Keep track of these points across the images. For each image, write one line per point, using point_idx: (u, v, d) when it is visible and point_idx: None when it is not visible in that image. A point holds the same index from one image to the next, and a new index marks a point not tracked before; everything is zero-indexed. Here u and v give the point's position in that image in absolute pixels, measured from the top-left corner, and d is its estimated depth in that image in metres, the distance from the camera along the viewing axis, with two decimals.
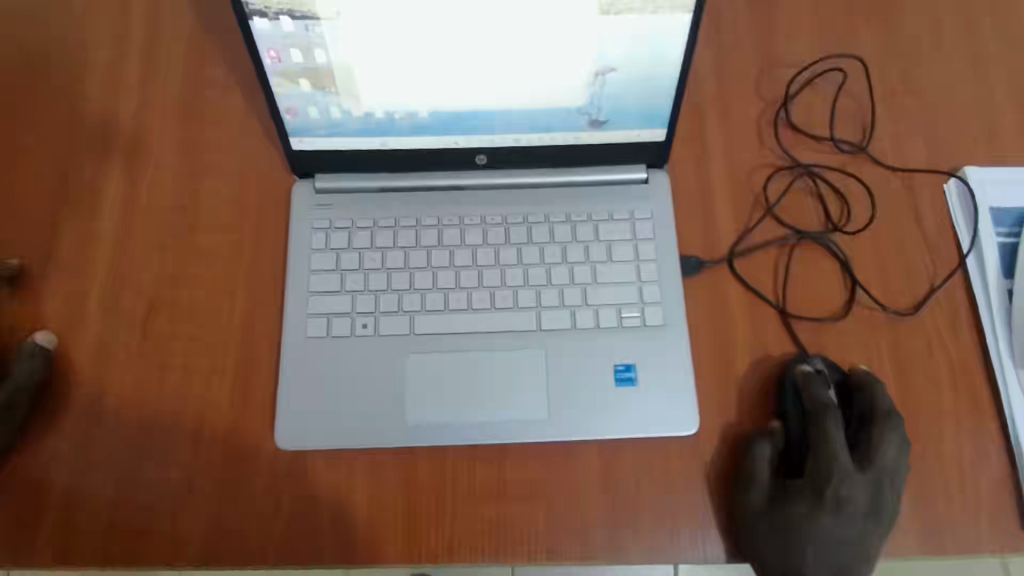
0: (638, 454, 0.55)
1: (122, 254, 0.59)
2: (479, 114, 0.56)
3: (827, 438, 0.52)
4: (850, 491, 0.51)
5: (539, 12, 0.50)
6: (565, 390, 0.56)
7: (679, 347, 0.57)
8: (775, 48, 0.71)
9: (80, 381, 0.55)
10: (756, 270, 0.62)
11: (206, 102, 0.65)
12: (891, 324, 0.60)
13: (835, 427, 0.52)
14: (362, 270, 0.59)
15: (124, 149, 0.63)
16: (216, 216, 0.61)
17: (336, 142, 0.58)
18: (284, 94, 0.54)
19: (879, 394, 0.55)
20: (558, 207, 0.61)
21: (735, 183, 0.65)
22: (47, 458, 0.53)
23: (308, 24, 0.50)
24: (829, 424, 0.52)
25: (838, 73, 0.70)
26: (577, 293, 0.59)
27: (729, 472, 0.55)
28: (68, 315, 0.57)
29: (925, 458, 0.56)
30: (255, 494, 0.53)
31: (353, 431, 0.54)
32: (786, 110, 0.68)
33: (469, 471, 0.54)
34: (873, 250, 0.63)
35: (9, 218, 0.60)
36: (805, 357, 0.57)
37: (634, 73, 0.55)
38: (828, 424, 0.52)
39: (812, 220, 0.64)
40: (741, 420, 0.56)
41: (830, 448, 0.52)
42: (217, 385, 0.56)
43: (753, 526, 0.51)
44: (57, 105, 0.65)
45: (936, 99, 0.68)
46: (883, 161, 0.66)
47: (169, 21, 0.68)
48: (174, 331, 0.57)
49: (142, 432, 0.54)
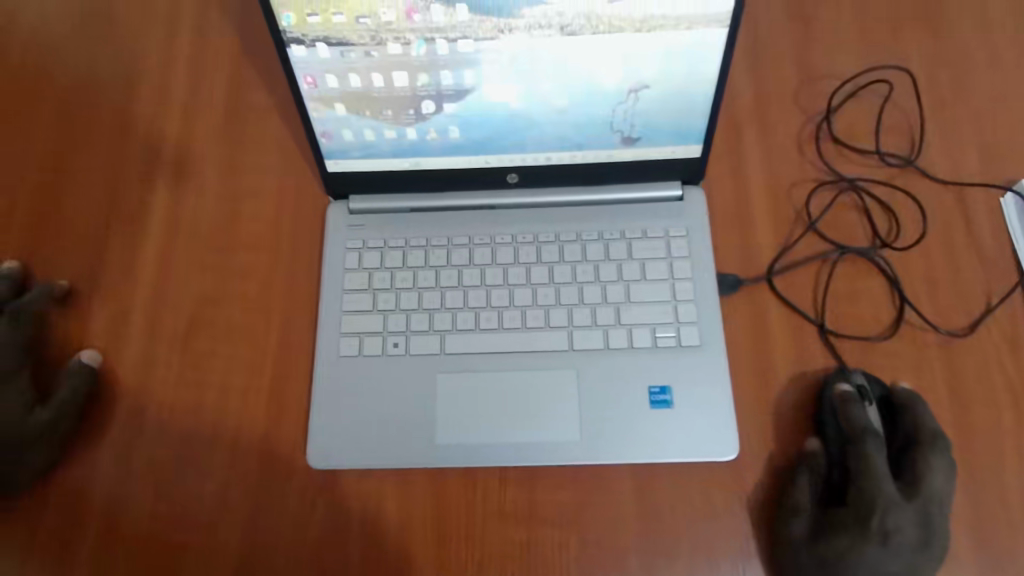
0: (673, 479, 0.54)
1: (165, 273, 0.61)
2: (511, 133, 0.57)
3: (868, 464, 0.50)
4: (897, 521, 0.48)
5: (570, 30, 0.50)
6: (598, 411, 0.55)
7: (716, 369, 0.55)
8: (815, 59, 0.69)
9: (124, 396, 0.57)
10: (798, 288, 0.59)
11: (246, 126, 0.68)
12: (944, 345, 0.57)
13: (876, 453, 0.50)
14: (394, 289, 0.59)
15: (168, 172, 0.66)
16: (255, 236, 0.63)
17: (370, 164, 0.59)
18: (320, 118, 0.56)
19: (921, 415, 0.52)
20: (591, 225, 0.61)
21: (775, 199, 0.63)
22: (92, 472, 0.55)
23: (344, 50, 0.51)
24: (870, 450, 0.50)
25: (883, 84, 0.67)
26: (609, 312, 0.58)
27: (770, 498, 0.53)
28: (114, 333, 0.59)
29: (986, 489, 0.52)
30: (288, 510, 0.54)
31: (384, 449, 0.54)
32: (828, 123, 0.66)
33: (500, 492, 0.54)
34: (924, 267, 0.60)
35: (61, 239, 0.62)
36: (845, 372, 0.55)
37: (668, 90, 0.54)
38: (868, 450, 0.50)
39: (858, 236, 0.61)
40: (782, 444, 0.54)
41: (872, 476, 0.49)
42: (253, 401, 0.57)
43: (795, 557, 0.49)
44: (106, 130, 0.67)
45: (992, 108, 0.65)
46: (933, 174, 0.63)
47: (213, 49, 0.71)
48: (213, 349, 0.59)
49: (180, 447, 0.56)
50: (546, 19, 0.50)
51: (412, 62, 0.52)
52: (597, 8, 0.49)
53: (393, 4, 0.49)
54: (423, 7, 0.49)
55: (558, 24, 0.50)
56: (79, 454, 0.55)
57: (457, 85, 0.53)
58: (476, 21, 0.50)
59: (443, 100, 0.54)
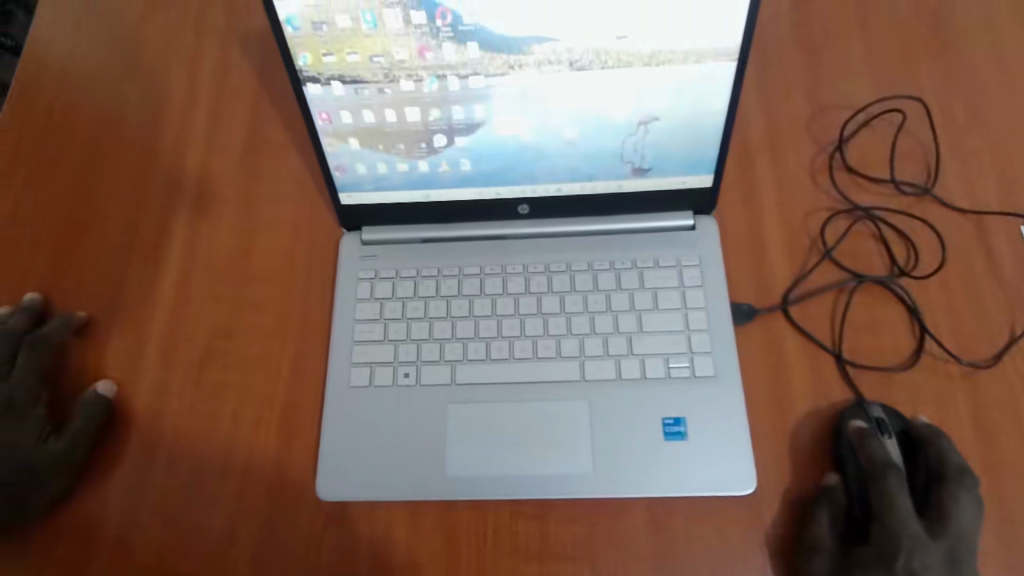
0: (687, 513, 0.52)
1: (182, 304, 0.63)
2: (522, 165, 0.57)
3: (890, 501, 0.48)
4: (924, 560, 0.47)
5: (579, 65, 0.51)
6: (610, 444, 0.54)
7: (730, 401, 0.55)
8: (827, 89, 0.68)
9: (140, 425, 0.58)
10: (814, 317, 0.59)
11: (264, 161, 0.69)
12: (966, 376, 0.55)
13: (899, 489, 0.48)
14: (405, 319, 0.59)
15: (187, 205, 0.67)
16: (269, 268, 0.64)
17: (383, 196, 0.60)
18: (334, 152, 0.57)
19: (946, 449, 0.50)
20: (602, 255, 0.61)
21: (789, 228, 0.62)
22: (105, 501, 0.55)
23: (358, 88, 0.53)
24: (892, 487, 0.49)
25: (896, 114, 0.67)
26: (622, 342, 0.57)
27: (788, 535, 0.51)
28: (130, 363, 0.60)
29: (1016, 529, 0.50)
30: (297, 541, 0.53)
31: (395, 480, 0.54)
32: (841, 152, 0.65)
33: (510, 526, 0.53)
34: (943, 297, 0.58)
35: (82, 271, 0.64)
36: (862, 404, 0.53)
37: (677, 122, 0.54)
38: (889, 486, 0.49)
39: (875, 264, 0.60)
40: (800, 478, 0.53)
41: (895, 513, 0.48)
42: (266, 431, 0.57)
43: None
44: (128, 164, 0.69)
45: (1009, 136, 0.64)
46: (950, 202, 0.62)
47: (233, 86, 0.73)
48: (226, 379, 0.59)
49: (191, 477, 0.56)
50: (556, 56, 0.50)
51: (424, 98, 0.53)
52: (607, 44, 0.50)
53: (406, 44, 0.50)
54: (435, 45, 0.50)
55: (567, 60, 0.50)
56: (93, 483, 0.56)
57: (468, 119, 0.54)
58: (487, 58, 0.51)
59: (454, 133, 0.55)
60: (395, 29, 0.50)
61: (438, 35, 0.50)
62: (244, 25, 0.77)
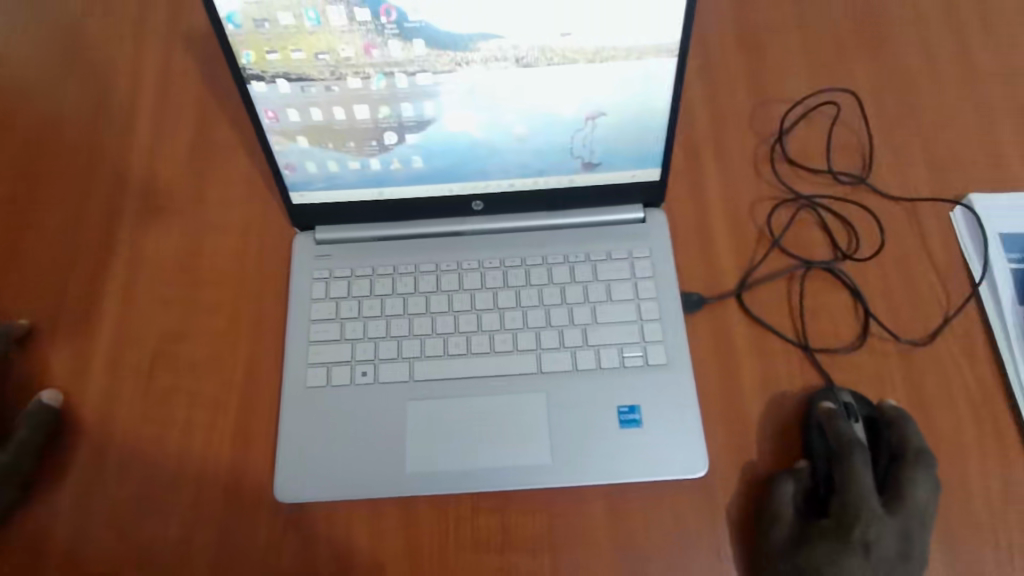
0: (644, 498, 0.54)
1: (131, 310, 0.61)
2: (474, 162, 0.58)
3: (854, 476, 0.50)
4: (879, 534, 0.49)
5: (525, 62, 0.52)
6: (568, 434, 0.55)
7: (682, 387, 0.56)
8: (768, 85, 0.71)
9: (88, 435, 0.56)
10: (764, 304, 0.61)
11: (212, 162, 0.68)
12: (903, 355, 0.58)
13: (863, 466, 0.51)
14: (361, 318, 0.59)
15: (134, 207, 0.66)
16: (221, 270, 0.63)
17: (335, 195, 0.60)
18: (283, 152, 0.56)
19: (908, 431, 0.53)
20: (556, 249, 0.62)
21: (735, 219, 0.65)
22: (54, 514, 0.53)
23: (304, 85, 0.53)
24: (856, 464, 0.51)
25: (832, 107, 0.70)
26: (577, 334, 0.58)
27: (752, 511, 0.53)
28: (77, 372, 0.58)
29: (949, 497, 0.53)
30: (256, 545, 0.53)
31: (355, 480, 0.54)
32: (782, 145, 0.68)
33: (472, 519, 0.54)
34: (881, 280, 0.61)
35: (24, 278, 0.62)
36: (832, 391, 0.55)
37: (623, 118, 0.56)
38: (854, 463, 0.51)
39: (818, 251, 0.63)
40: (751, 461, 0.55)
41: (857, 488, 0.50)
42: (221, 437, 0.56)
43: (775, 566, 0.50)
44: (70, 167, 0.67)
45: (937, 129, 0.68)
46: (884, 191, 0.65)
47: (179, 87, 0.72)
48: (178, 384, 0.58)
49: (144, 485, 0.55)
50: (502, 52, 0.51)
51: (372, 95, 0.53)
52: (551, 41, 0.51)
53: (352, 42, 0.50)
54: (381, 42, 0.50)
55: (513, 56, 0.51)
56: (41, 496, 0.54)
57: (418, 116, 0.54)
58: (434, 55, 0.51)
59: (405, 131, 0.55)
60: (340, 26, 0.50)
61: (383, 32, 0.50)
62: (188, 23, 0.75)
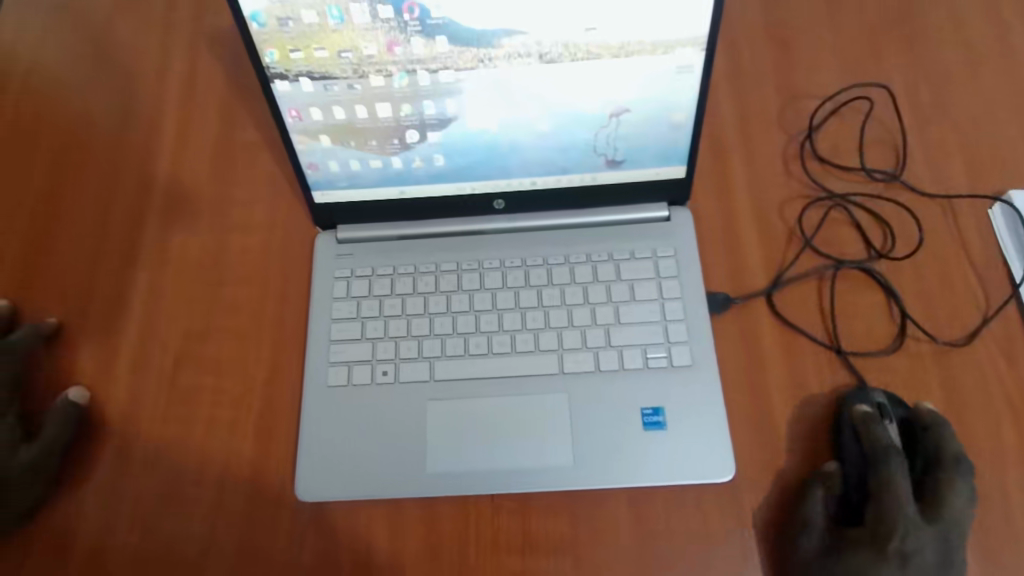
0: (668, 502, 0.53)
1: (155, 307, 0.62)
2: (496, 160, 0.57)
3: (890, 483, 0.48)
4: (916, 545, 0.47)
5: (548, 58, 0.51)
6: (589, 434, 0.54)
7: (708, 389, 0.55)
8: (797, 80, 0.69)
9: (114, 433, 0.57)
10: (795, 305, 0.59)
11: (236, 162, 0.68)
12: (939, 359, 0.56)
13: (900, 472, 0.49)
14: (383, 316, 0.59)
15: (158, 205, 0.66)
16: (243, 268, 0.63)
17: (357, 193, 0.60)
18: (306, 150, 0.56)
19: (946, 435, 0.51)
20: (579, 248, 0.61)
21: (764, 218, 0.63)
22: (79, 510, 0.54)
23: (327, 84, 0.52)
24: (893, 471, 0.49)
25: (864, 103, 0.68)
26: (600, 334, 0.57)
27: (780, 517, 0.51)
28: (103, 370, 0.59)
29: (990, 507, 0.51)
30: (277, 542, 0.53)
31: (373, 479, 0.54)
32: (812, 142, 0.66)
33: (493, 522, 0.53)
34: (917, 280, 0.59)
35: (53, 277, 0.63)
36: (865, 392, 0.54)
37: (647, 115, 0.54)
38: (890, 470, 0.49)
39: (852, 250, 0.61)
40: (779, 465, 0.53)
41: (893, 494, 0.48)
42: (243, 435, 0.57)
43: None
44: (97, 166, 0.68)
45: (975, 124, 0.66)
46: (920, 188, 0.63)
47: (204, 87, 0.72)
48: (201, 382, 0.59)
49: (167, 481, 0.55)
50: (525, 48, 0.50)
51: (394, 93, 0.53)
52: (576, 37, 0.50)
53: (374, 39, 0.50)
54: (403, 39, 0.50)
55: (537, 52, 0.51)
56: (68, 491, 0.55)
57: (440, 114, 0.54)
58: (457, 52, 0.51)
59: (427, 129, 0.55)
60: (363, 24, 0.49)
61: (406, 30, 0.50)
62: (213, 23, 0.76)
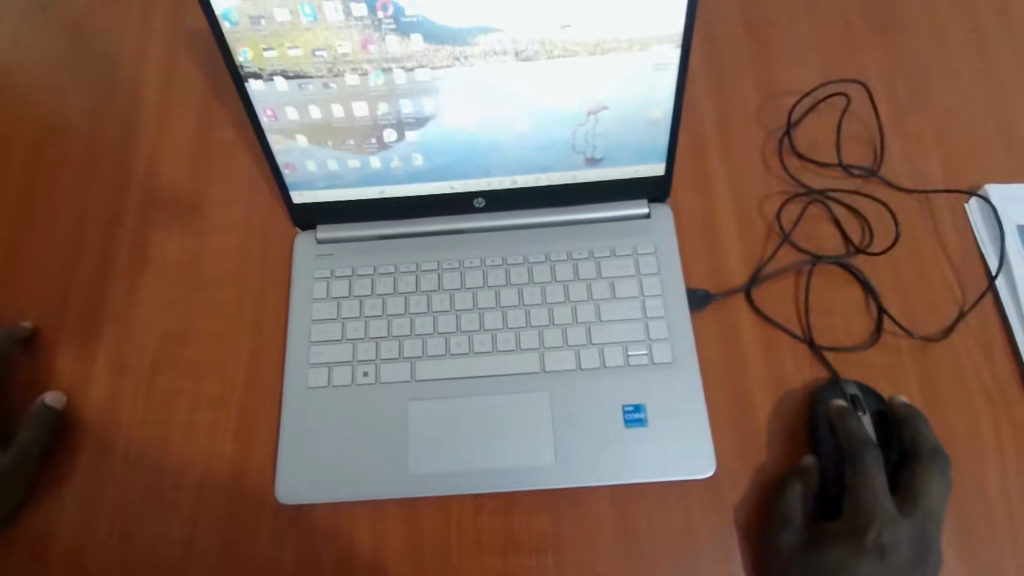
0: (650, 498, 0.53)
1: (133, 310, 0.61)
2: (474, 159, 0.57)
3: (866, 476, 0.49)
4: (893, 537, 0.47)
5: (524, 56, 0.51)
6: (571, 432, 0.54)
7: (688, 385, 0.55)
8: (776, 76, 0.70)
9: (91, 437, 0.56)
10: (774, 300, 0.59)
11: (214, 163, 0.68)
12: (917, 353, 0.57)
13: (876, 465, 0.49)
14: (363, 317, 0.59)
15: (136, 206, 0.66)
16: (222, 270, 0.63)
17: (336, 193, 0.59)
18: (283, 150, 0.56)
19: (921, 428, 0.51)
20: (559, 246, 0.61)
21: (743, 214, 0.63)
22: (56, 515, 0.53)
23: (302, 83, 0.52)
24: (869, 464, 0.49)
25: (842, 99, 0.68)
26: (581, 332, 0.57)
27: (759, 512, 0.52)
28: (80, 374, 0.58)
29: (967, 497, 0.51)
30: (258, 545, 0.53)
31: (354, 480, 0.53)
32: (790, 138, 0.66)
33: (475, 521, 0.53)
34: (894, 275, 0.60)
35: (29, 280, 0.62)
36: (838, 386, 0.54)
37: (625, 112, 0.55)
38: (866, 463, 0.49)
39: (830, 246, 0.61)
40: (759, 460, 0.53)
41: (870, 487, 0.48)
42: (222, 438, 0.56)
43: (786, 569, 0.48)
44: (74, 168, 0.67)
45: (951, 119, 0.66)
46: (897, 183, 0.64)
47: (182, 87, 0.72)
48: (180, 385, 0.58)
49: (146, 485, 0.55)
50: (500, 46, 0.50)
51: (370, 92, 0.53)
52: (551, 34, 0.50)
53: (349, 37, 0.50)
54: (378, 38, 0.50)
55: (512, 50, 0.51)
56: (44, 497, 0.54)
57: (418, 113, 0.54)
58: (432, 50, 0.50)
59: (404, 128, 0.55)
60: (337, 22, 0.49)
61: (381, 28, 0.49)
62: (191, 23, 0.75)
